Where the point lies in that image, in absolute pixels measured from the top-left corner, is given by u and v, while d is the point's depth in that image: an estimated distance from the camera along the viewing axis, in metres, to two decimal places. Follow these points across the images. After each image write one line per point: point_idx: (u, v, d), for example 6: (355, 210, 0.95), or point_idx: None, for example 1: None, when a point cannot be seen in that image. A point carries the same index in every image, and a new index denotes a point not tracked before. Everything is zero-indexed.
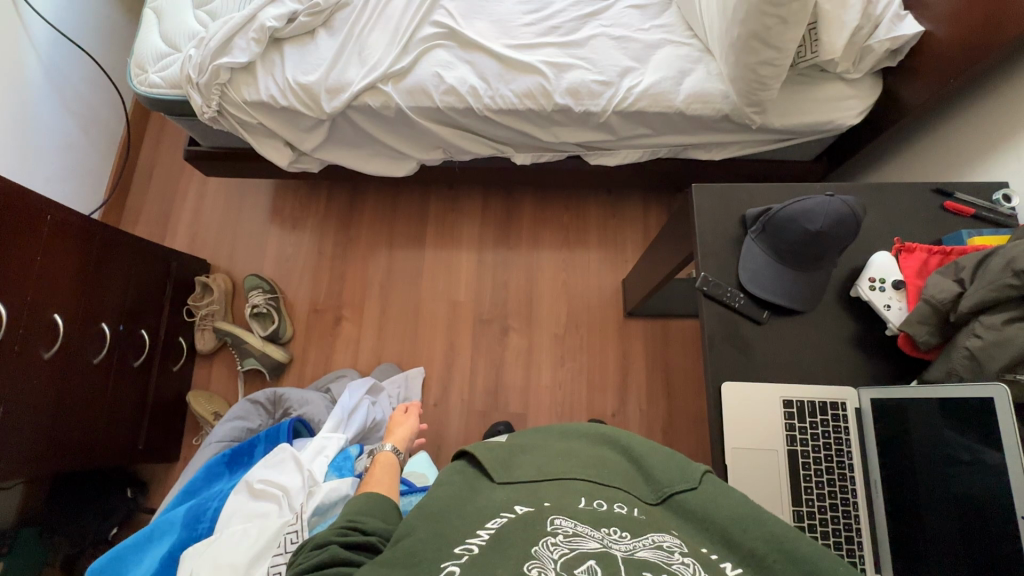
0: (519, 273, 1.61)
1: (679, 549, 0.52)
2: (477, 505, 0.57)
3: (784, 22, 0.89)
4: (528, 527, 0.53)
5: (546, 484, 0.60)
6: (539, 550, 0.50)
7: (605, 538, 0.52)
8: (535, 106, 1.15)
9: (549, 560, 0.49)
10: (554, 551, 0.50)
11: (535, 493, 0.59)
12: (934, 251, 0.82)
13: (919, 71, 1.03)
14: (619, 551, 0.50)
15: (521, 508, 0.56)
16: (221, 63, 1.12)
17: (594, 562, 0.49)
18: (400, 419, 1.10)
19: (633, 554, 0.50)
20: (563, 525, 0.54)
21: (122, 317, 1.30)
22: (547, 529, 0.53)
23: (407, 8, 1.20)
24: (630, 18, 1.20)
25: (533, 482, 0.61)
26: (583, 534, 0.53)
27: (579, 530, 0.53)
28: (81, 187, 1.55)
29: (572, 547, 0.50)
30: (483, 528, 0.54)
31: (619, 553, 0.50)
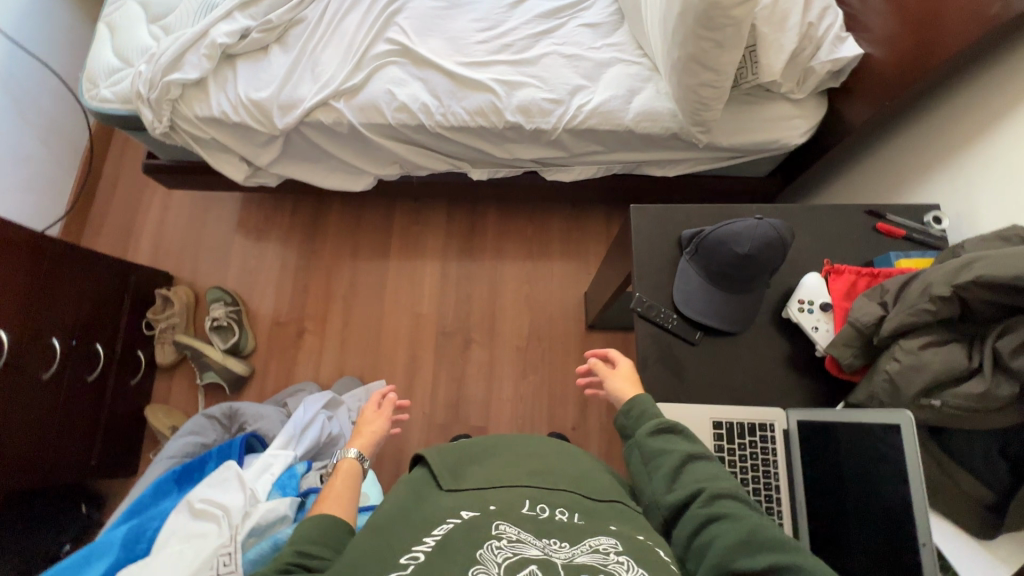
0: (482, 285, 1.62)
1: (615, 547, 0.53)
2: (424, 514, 0.57)
3: (719, 46, 0.91)
4: (473, 531, 0.53)
5: (492, 490, 0.61)
6: (484, 554, 0.50)
7: (546, 547, 0.53)
8: (487, 123, 1.16)
9: (492, 564, 0.49)
10: (498, 555, 0.50)
11: (481, 497, 0.60)
12: (862, 273, 0.83)
13: (860, 93, 1.05)
14: (558, 559, 0.51)
15: (466, 513, 0.57)
16: (171, 79, 1.12)
17: (535, 566, 0.49)
18: (371, 417, 0.95)
19: (572, 561, 0.51)
20: (507, 530, 0.54)
21: (75, 331, 1.29)
22: (491, 533, 0.53)
23: (361, 24, 1.21)
24: (582, 36, 1.21)
25: (480, 489, 0.62)
26: (526, 542, 0.53)
27: (522, 537, 0.54)
28: (39, 200, 1.54)
29: (515, 552, 0.51)
30: (430, 535, 0.53)
31: (559, 560, 0.50)
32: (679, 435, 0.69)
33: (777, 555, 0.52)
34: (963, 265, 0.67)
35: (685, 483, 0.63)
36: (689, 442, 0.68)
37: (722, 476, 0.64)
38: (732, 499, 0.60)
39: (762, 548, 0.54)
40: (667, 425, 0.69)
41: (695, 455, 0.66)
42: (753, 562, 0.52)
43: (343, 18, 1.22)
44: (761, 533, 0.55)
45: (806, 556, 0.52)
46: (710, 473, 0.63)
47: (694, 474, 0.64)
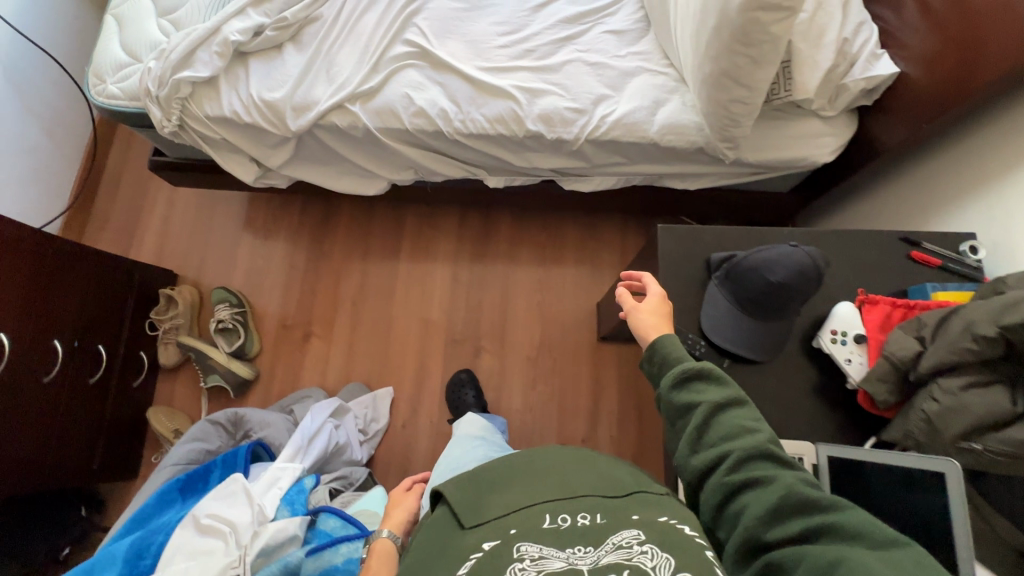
0: (493, 292, 1.59)
1: (637, 538, 0.51)
2: (448, 558, 0.53)
3: (755, 62, 0.87)
4: (495, 563, 0.51)
5: (513, 513, 0.58)
6: None
7: (570, 556, 0.51)
8: (507, 131, 1.13)
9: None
10: None
11: (501, 522, 0.57)
12: (898, 304, 0.80)
13: (894, 113, 1.02)
14: (585, 566, 0.49)
15: (488, 544, 0.54)
16: (181, 77, 1.08)
17: None
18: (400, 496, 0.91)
19: (598, 564, 0.49)
20: (529, 550, 0.52)
21: (77, 332, 1.26)
22: (513, 556, 0.51)
23: (378, 24, 1.17)
24: (607, 44, 1.17)
25: (500, 516, 0.58)
26: (549, 556, 0.51)
27: (545, 553, 0.51)
28: (41, 194, 1.50)
29: (538, 570, 0.49)
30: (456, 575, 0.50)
31: (585, 567, 0.49)
32: (704, 382, 0.65)
33: (807, 522, 0.51)
34: (1008, 305, 0.64)
35: (711, 442, 0.61)
36: (714, 390, 0.64)
37: (751, 426, 0.61)
38: (760, 457, 0.57)
39: (793, 514, 0.52)
40: (692, 374, 0.66)
41: (721, 404, 0.63)
42: (784, 530, 0.51)
43: (359, 18, 1.18)
44: (791, 498, 0.53)
45: (842, 516, 0.50)
46: (736, 427, 0.60)
47: (719, 431, 0.61)
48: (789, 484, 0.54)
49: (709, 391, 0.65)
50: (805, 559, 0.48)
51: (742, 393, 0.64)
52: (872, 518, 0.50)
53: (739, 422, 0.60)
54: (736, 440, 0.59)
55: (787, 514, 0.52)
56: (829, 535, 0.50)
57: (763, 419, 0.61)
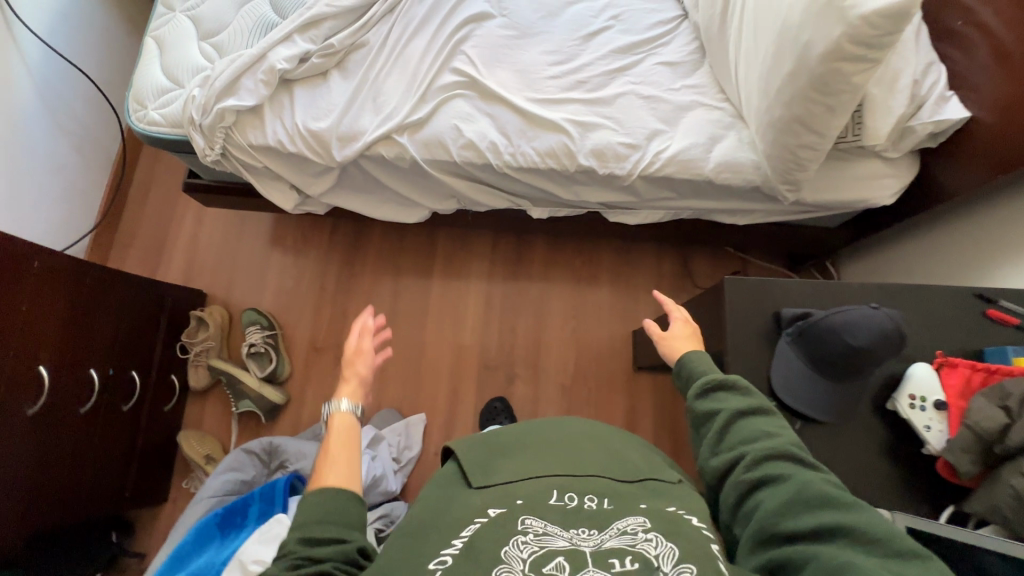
0: (526, 316, 1.57)
1: (641, 526, 0.60)
2: (455, 513, 0.64)
3: (830, 111, 0.84)
4: (499, 529, 0.60)
5: (522, 484, 0.68)
6: (510, 551, 0.57)
7: (574, 537, 0.60)
8: (558, 166, 1.10)
9: (518, 562, 0.56)
10: (524, 551, 0.57)
11: (510, 490, 0.67)
12: (979, 367, 0.77)
13: (964, 157, 0.99)
14: (587, 548, 0.58)
15: (493, 511, 0.63)
16: (226, 105, 1.06)
17: (563, 558, 0.56)
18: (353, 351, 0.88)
19: (601, 547, 0.58)
20: (533, 525, 0.61)
21: (112, 360, 1.23)
22: (518, 529, 0.60)
23: (426, 51, 1.14)
24: (660, 76, 1.14)
25: (508, 484, 0.69)
26: (553, 534, 0.60)
27: (549, 530, 0.60)
28: (71, 210, 1.48)
29: (542, 546, 0.58)
30: (459, 536, 0.60)
31: (587, 548, 0.58)
32: (728, 394, 0.74)
33: (818, 516, 0.58)
34: None
35: (732, 445, 0.69)
36: (737, 400, 0.73)
37: (769, 432, 0.69)
38: (777, 458, 0.65)
39: (805, 509, 0.59)
40: (715, 385, 0.75)
41: (743, 412, 0.71)
42: (797, 522, 0.58)
43: (407, 44, 1.15)
44: (805, 494, 0.60)
45: (850, 513, 0.57)
46: (756, 432, 0.68)
47: (739, 436, 0.69)
48: (800, 481, 0.61)
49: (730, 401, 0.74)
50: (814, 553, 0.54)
51: (765, 404, 0.73)
52: (878, 519, 0.56)
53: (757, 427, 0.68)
54: (755, 444, 0.67)
55: (799, 508, 0.59)
56: (838, 531, 0.56)
57: (782, 428, 0.69)
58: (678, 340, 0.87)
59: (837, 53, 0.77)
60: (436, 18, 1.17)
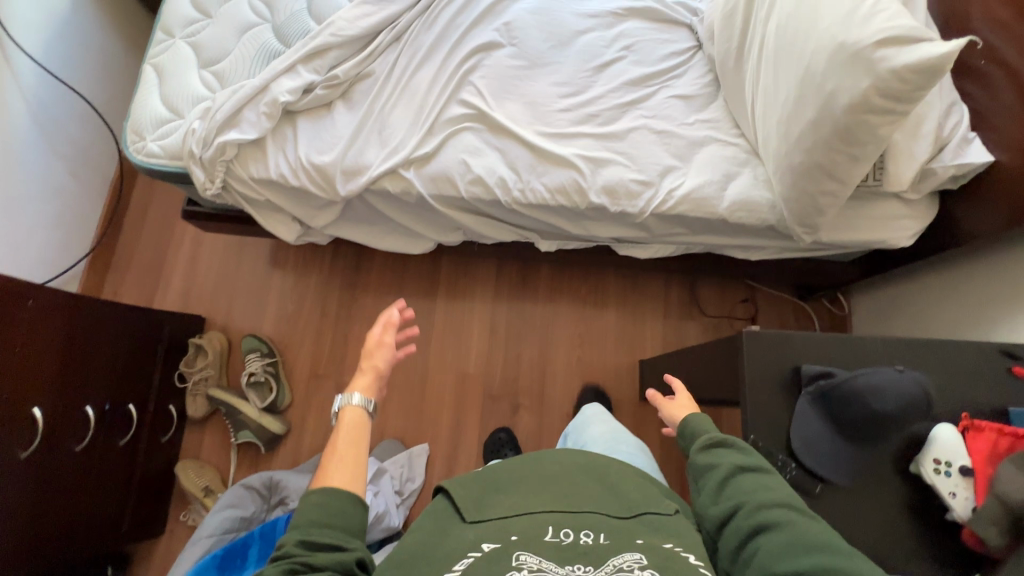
0: (531, 344, 1.54)
1: (639, 563, 0.55)
2: (446, 550, 0.57)
3: (854, 160, 0.81)
4: (494, 565, 0.55)
5: (516, 518, 0.62)
6: None
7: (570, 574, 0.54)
8: (568, 202, 1.07)
9: None
10: None
11: (507, 525, 0.61)
12: (1005, 432, 0.74)
13: (987, 201, 0.96)
14: None
15: (487, 545, 0.58)
16: (227, 139, 1.03)
17: None
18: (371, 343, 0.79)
19: None
20: (527, 561, 0.55)
21: (109, 395, 1.20)
22: (512, 565, 0.54)
23: (433, 82, 1.11)
24: (673, 110, 1.11)
25: (502, 518, 0.63)
26: (547, 570, 0.54)
27: (543, 566, 0.55)
28: (66, 234, 1.45)
29: None
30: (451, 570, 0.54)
31: None
32: (727, 448, 0.71)
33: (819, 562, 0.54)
34: None
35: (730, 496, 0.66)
36: (736, 454, 0.70)
37: (769, 484, 0.65)
38: (778, 508, 0.61)
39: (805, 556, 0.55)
40: (716, 440, 0.73)
41: (743, 466, 0.68)
42: (797, 568, 0.54)
43: (414, 74, 1.12)
44: (806, 541, 0.56)
45: (852, 561, 0.53)
46: (755, 483, 0.65)
47: (738, 486, 0.66)
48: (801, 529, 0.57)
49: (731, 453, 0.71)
50: None
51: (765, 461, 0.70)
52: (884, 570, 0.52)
53: (757, 479, 0.65)
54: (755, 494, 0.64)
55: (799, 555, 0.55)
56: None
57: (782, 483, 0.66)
58: (681, 403, 0.88)
59: (864, 105, 0.74)
60: (443, 48, 1.14)
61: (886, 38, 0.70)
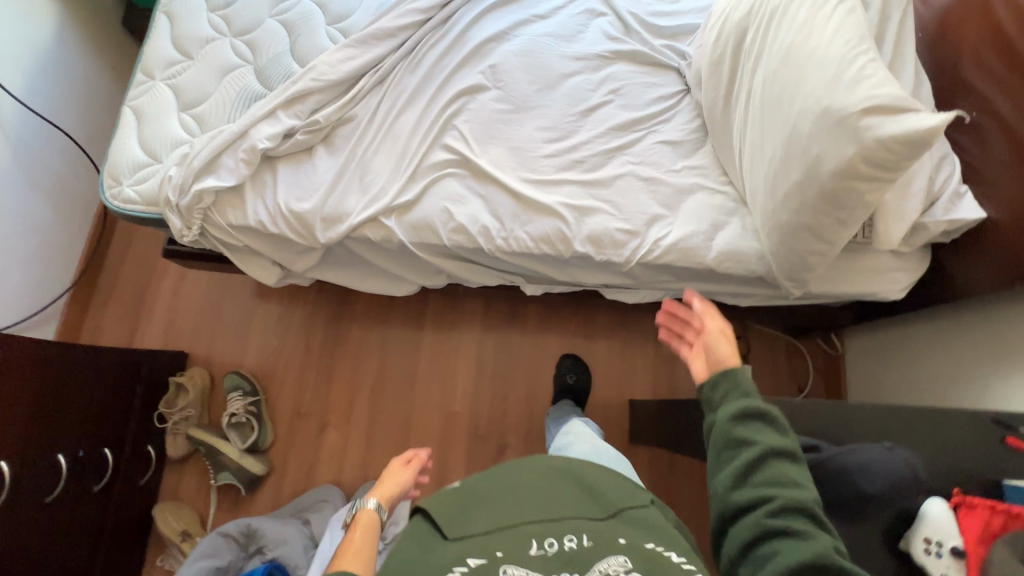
0: (519, 381, 1.52)
1: (624, 567, 0.53)
2: (429, 568, 0.52)
3: (841, 223, 0.79)
4: None
5: (500, 532, 0.56)
6: None
7: None
8: (552, 251, 1.05)
9: None
10: None
11: (490, 540, 0.55)
12: (997, 509, 0.70)
13: (979, 257, 0.94)
14: None
15: (473, 560, 0.52)
16: (204, 187, 1.01)
17: None
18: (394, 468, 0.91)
19: None
20: None
21: (83, 441, 1.17)
22: None
23: (416, 126, 1.10)
24: (661, 156, 1.09)
25: (484, 531, 0.57)
26: None
27: None
28: (47, 269, 1.43)
29: None
30: None
31: None
32: (763, 424, 0.63)
33: None
34: None
35: (755, 483, 0.60)
36: (772, 434, 0.62)
37: (798, 480, 0.59)
38: (803, 512, 0.56)
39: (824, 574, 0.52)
40: (756, 407, 0.64)
41: (777, 450, 0.61)
42: None
43: (397, 118, 1.10)
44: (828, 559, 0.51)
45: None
46: (787, 476, 0.59)
47: (766, 475, 0.60)
48: (827, 542, 0.53)
49: (768, 430, 0.63)
50: None
51: (795, 446, 0.63)
52: None
53: (788, 472, 0.59)
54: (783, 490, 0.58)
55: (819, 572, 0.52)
56: None
57: (808, 477, 0.61)
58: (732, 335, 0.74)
59: (849, 172, 0.72)
60: (426, 92, 1.12)
61: (870, 107, 0.68)
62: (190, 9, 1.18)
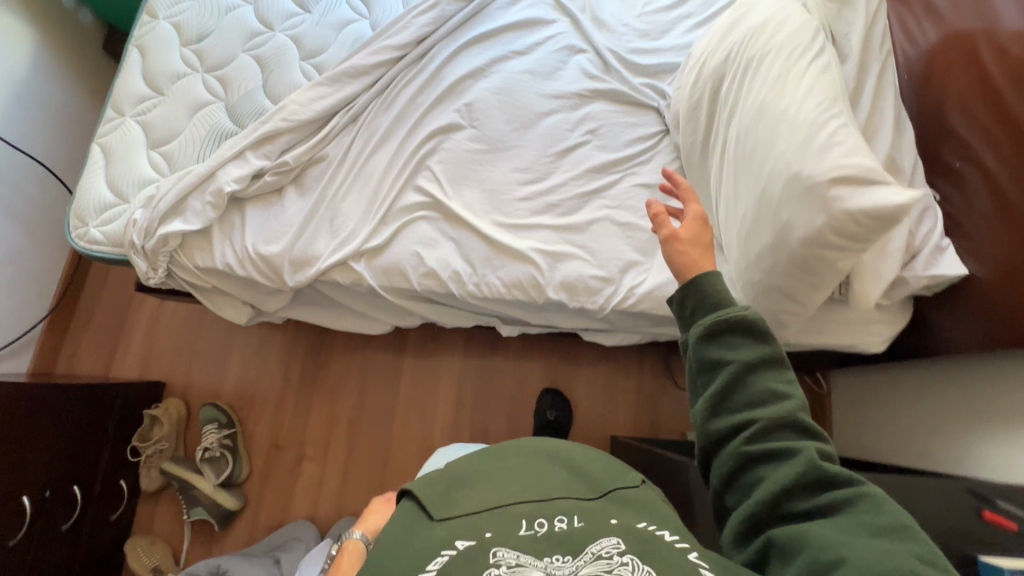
0: (500, 415, 1.49)
1: (617, 548, 0.48)
2: (414, 553, 0.48)
3: (813, 286, 0.77)
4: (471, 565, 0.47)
5: (487, 514, 0.53)
6: None
7: (548, 566, 0.48)
8: (525, 297, 1.03)
9: None
10: None
11: (478, 521, 0.52)
12: None
13: (960, 313, 0.91)
14: None
15: (462, 543, 0.49)
16: (169, 230, 0.99)
17: None
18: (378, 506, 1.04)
19: None
20: (506, 556, 0.48)
21: (50, 480, 1.16)
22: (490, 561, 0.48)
23: (389, 167, 1.07)
24: (637, 199, 1.06)
25: (472, 513, 0.53)
26: (527, 565, 0.48)
27: (522, 561, 0.48)
28: (23, 299, 1.42)
29: None
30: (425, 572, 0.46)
31: None
32: (739, 338, 0.56)
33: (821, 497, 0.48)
34: None
35: (734, 406, 0.55)
36: (747, 348, 0.55)
37: (778, 391, 0.54)
38: (784, 428, 0.52)
39: (808, 487, 0.49)
40: (728, 320, 0.56)
41: (755, 365, 0.55)
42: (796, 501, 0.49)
43: (368, 158, 1.08)
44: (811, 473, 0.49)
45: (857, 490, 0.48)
46: (766, 391, 0.54)
47: (744, 396, 0.54)
48: (810, 456, 0.50)
49: (741, 342, 0.56)
50: (808, 541, 0.45)
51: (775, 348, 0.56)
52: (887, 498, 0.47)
53: (767, 387, 0.54)
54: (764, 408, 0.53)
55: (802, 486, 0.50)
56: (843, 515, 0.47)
57: (792, 382, 0.55)
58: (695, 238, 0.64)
59: (819, 240, 0.70)
60: (400, 131, 1.10)
61: (839, 176, 0.66)
62: (162, 44, 1.17)
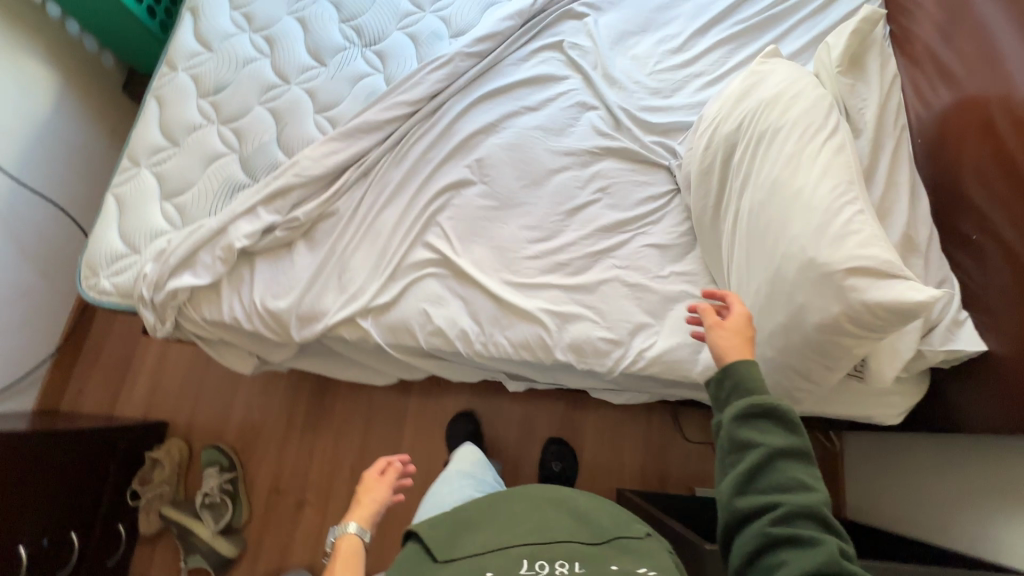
0: (504, 464, 1.46)
1: None
2: None
3: (828, 368, 0.75)
4: None
5: (490, 555, 0.54)
6: None
7: None
8: (533, 358, 1.02)
9: None
10: None
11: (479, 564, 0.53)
12: None
13: (977, 390, 0.89)
14: None
15: None
16: (179, 284, 1.00)
17: None
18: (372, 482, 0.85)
19: None
20: None
21: (48, 527, 1.14)
22: None
23: (399, 223, 1.07)
24: (648, 260, 1.05)
25: (474, 556, 0.55)
26: None
27: None
28: (32, 337, 1.43)
29: None
30: None
31: None
32: (770, 423, 0.57)
33: None
34: None
35: (761, 488, 0.55)
36: (779, 435, 0.57)
37: (806, 482, 0.54)
38: (809, 516, 0.52)
39: None
40: (762, 405, 0.58)
41: (785, 451, 0.55)
42: None
43: (379, 214, 1.08)
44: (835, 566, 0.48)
45: None
46: (794, 478, 0.54)
47: (771, 479, 0.55)
48: (835, 549, 0.49)
49: (773, 429, 0.57)
50: None
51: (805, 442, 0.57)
52: None
53: (796, 475, 0.54)
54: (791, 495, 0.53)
55: None
56: None
57: (819, 476, 0.55)
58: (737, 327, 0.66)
59: (835, 327, 0.69)
60: (410, 187, 1.10)
61: (855, 267, 0.66)
62: (180, 96, 1.19)
